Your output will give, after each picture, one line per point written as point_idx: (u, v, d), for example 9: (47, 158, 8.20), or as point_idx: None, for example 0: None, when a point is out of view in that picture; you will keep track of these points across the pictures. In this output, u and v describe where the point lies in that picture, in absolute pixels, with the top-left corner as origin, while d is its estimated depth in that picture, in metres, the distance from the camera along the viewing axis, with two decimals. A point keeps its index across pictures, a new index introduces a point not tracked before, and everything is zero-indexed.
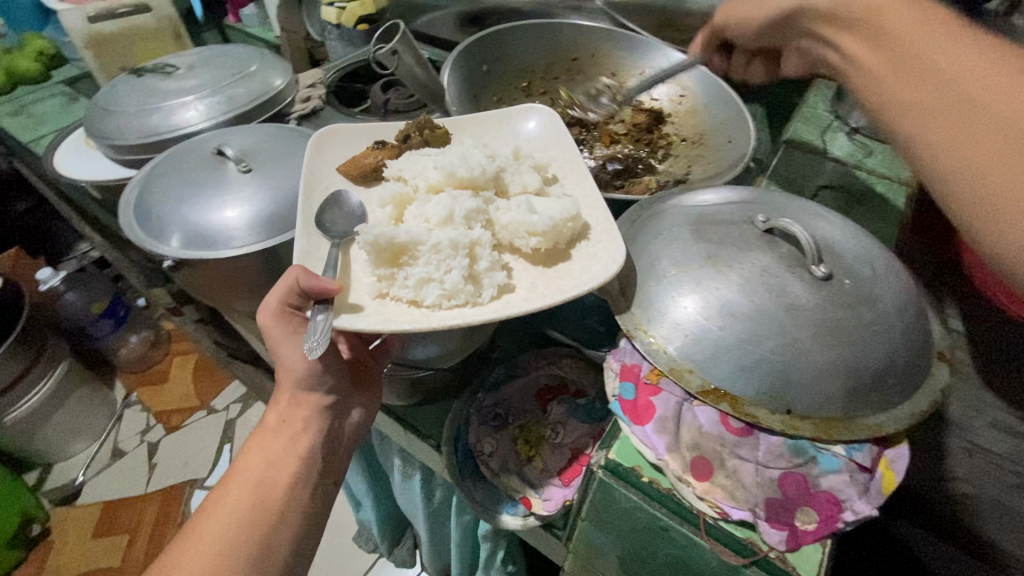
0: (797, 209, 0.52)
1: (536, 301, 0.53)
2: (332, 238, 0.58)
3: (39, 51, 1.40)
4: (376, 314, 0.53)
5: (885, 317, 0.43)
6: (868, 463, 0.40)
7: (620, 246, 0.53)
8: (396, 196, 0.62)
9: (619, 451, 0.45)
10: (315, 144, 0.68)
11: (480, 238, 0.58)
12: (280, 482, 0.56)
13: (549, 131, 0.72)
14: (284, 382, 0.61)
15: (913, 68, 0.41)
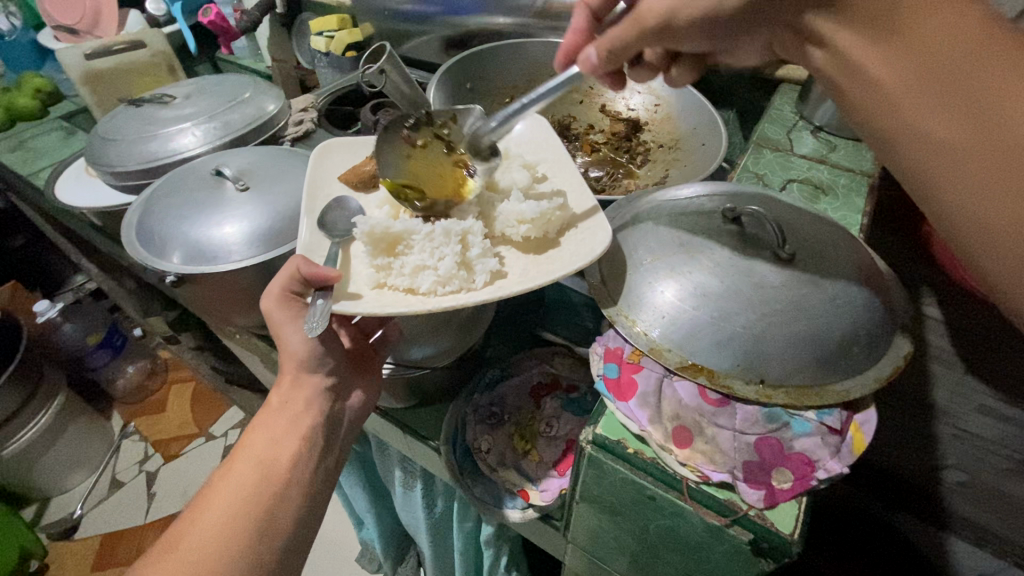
0: (759, 199, 0.56)
1: (527, 282, 0.55)
2: (332, 237, 0.63)
3: (37, 89, 1.45)
4: (375, 300, 0.56)
5: (847, 290, 0.46)
6: (838, 426, 0.43)
7: (606, 231, 0.56)
8: (391, 197, 0.67)
9: (605, 426, 0.47)
10: (318, 154, 0.72)
11: (472, 226, 0.60)
12: (282, 461, 0.59)
13: (537, 135, 0.76)
14: (287, 364, 0.64)
15: (914, 55, 0.34)
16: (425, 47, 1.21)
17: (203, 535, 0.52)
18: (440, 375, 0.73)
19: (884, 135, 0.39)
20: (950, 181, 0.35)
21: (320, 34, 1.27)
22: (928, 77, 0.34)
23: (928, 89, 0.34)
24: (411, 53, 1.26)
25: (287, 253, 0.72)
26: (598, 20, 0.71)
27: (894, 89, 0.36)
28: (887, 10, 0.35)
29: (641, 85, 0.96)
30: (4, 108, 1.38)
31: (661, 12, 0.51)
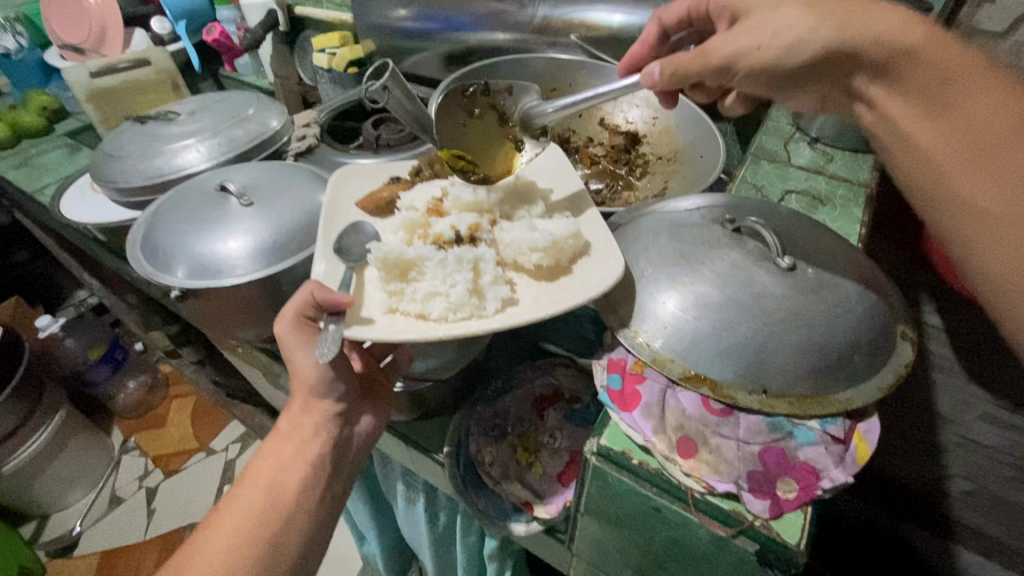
0: (757, 210, 0.57)
1: (539, 311, 0.57)
2: (349, 262, 0.63)
3: (42, 106, 1.46)
4: (386, 326, 0.56)
5: (847, 300, 0.47)
6: (842, 434, 0.43)
7: (616, 252, 0.57)
8: (406, 222, 0.68)
9: (609, 437, 0.47)
10: (337, 179, 0.73)
11: (485, 254, 0.63)
12: (289, 487, 0.59)
13: (551, 161, 0.78)
14: (298, 388, 0.64)
15: (961, 131, 0.42)
16: (425, 62, 1.23)
17: (210, 562, 0.52)
18: (441, 389, 0.74)
19: (914, 187, 0.46)
20: (976, 230, 0.42)
21: (322, 52, 1.30)
22: (966, 149, 0.42)
23: (967, 150, 0.42)
24: (411, 68, 1.28)
25: (290, 267, 0.73)
26: (667, 36, 0.73)
27: (937, 150, 0.44)
28: (938, 88, 0.43)
29: (639, 98, 0.97)
30: (9, 126, 1.40)
31: (725, 55, 0.55)
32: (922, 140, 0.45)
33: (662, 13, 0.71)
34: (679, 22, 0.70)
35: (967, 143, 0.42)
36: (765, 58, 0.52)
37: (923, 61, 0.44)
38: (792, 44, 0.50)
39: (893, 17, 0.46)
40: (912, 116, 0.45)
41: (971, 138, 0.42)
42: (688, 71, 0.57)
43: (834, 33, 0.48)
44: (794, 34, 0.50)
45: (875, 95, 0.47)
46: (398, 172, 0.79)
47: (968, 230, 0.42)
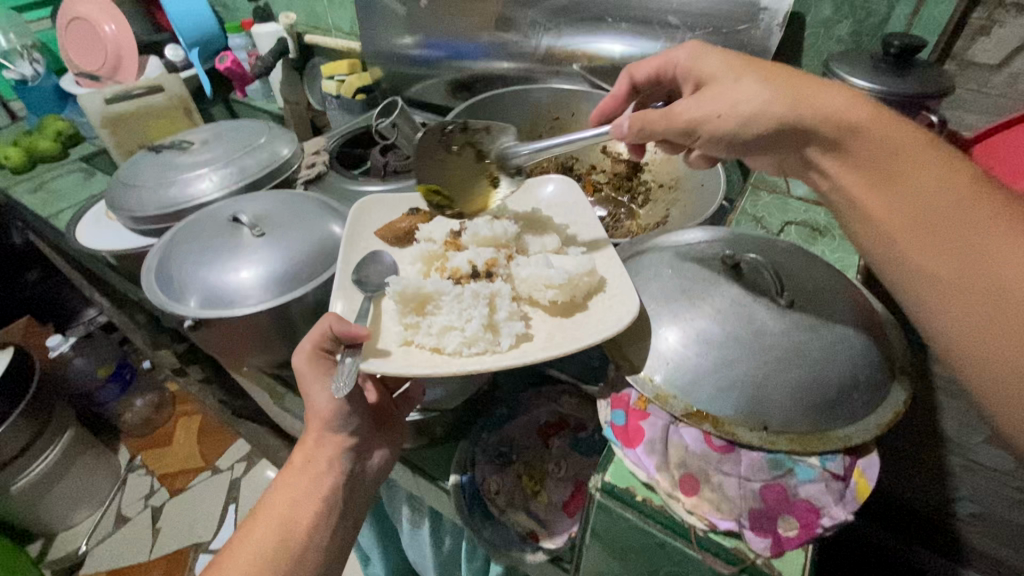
0: (758, 245, 0.58)
1: (553, 349, 0.58)
2: (366, 292, 0.66)
3: (58, 132, 1.50)
4: (402, 359, 0.58)
5: (846, 337, 0.48)
6: (841, 471, 0.44)
7: (626, 282, 0.59)
8: (424, 254, 0.71)
9: (614, 474, 0.48)
10: (360, 210, 0.77)
11: (500, 290, 0.65)
12: (301, 522, 0.60)
13: (565, 195, 0.81)
14: (313, 422, 0.65)
15: (909, 206, 0.42)
16: (431, 90, 1.26)
17: None
18: (446, 419, 0.77)
19: (877, 261, 0.46)
20: (935, 308, 0.41)
21: (331, 78, 1.34)
22: (917, 223, 0.42)
23: (913, 222, 0.42)
24: (419, 95, 1.32)
25: (300, 296, 0.75)
26: (639, 91, 0.73)
27: (890, 226, 0.43)
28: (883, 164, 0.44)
29: None
30: (26, 151, 1.43)
31: (690, 119, 0.56)
32: (876, 216, 0.45)
33: (634, 73, 0.70)
34: (649, 81, 0.70)
35: (917, 221, 0.42)
36: (726, 126, 0.53)
37: (872, 137, 0.45)
38: (747, 118, 0.51)
39: (842, 96, 0.47)
40: (865, 193, 0.45)
41: (920, 215, 0.41)
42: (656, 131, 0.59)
43: (786, 109, 0.48)
44: (752, 107, 0.51)
45: (831, 168, 0.48)
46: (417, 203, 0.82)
47: (928, 308, 0.41)
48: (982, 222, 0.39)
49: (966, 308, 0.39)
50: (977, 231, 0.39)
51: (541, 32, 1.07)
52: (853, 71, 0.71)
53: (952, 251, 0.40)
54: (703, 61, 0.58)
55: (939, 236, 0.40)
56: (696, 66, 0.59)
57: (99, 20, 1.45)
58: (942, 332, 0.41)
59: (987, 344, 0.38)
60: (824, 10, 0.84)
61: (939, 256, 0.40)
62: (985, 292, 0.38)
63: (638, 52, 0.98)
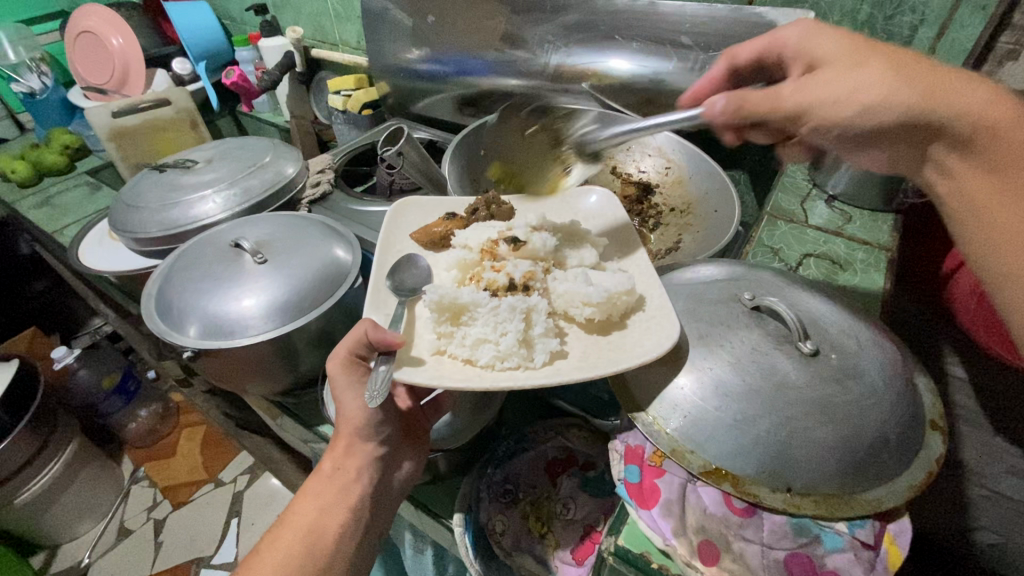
0: (781, 285, 0.55)
1: (587, 370, 0.55)
2: (399, 295, 0.64)
3: (65, 145, 1.50)
4: (434, 369, 0.56)
5: (874, 391, 0.45)
6: (871, 540, 0.41)
7: (674, 312, 0.55)
8: (460, 262, 0.69)
9: (629, 538, 0.45)
10: (394, 214, 0.77)
11: (537, 304, 0.61)
12: (330, 529, 0.57)
13: (606, 206, 0.82)
14: (343, 428, 0.63)
15: None
16: (438, 105, 1.25)
17: None
18: (452, 456, 0.73)
19: (976, 257, 0.47)
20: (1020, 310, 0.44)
21: (338, 93, 1.33)
22: None
23: None
24: (425, 111, 1.29)
25: (301, 326, 0.73)
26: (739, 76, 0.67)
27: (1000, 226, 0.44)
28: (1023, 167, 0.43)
29: (651, 148, 0.97)
30: (32, 164, 1.43)
31: (801, 100, 0.48)
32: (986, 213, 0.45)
33: (736, 53, 0.65)
34: (750, 63, 0.64)
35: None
36: (842, 116, 0.47)
37: (1009, 138, 0.43)
38: (871, 104, 0.46)
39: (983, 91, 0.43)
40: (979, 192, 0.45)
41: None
42: (757, 111, 0.50)
43: (922, 98, 0.44)
44: (880, 94, 0.45)
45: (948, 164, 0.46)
46: (455, 208, 0.81)
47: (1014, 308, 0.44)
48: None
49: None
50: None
51: (551, 50, 1.05)
52: None
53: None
54: (821, 42, 0.52)
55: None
56: (808, 45, 0.54)
57: (106, 33, 1.44)
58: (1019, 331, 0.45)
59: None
60: (842, 32, 0.82)
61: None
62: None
63: (650, 73, 0.93)
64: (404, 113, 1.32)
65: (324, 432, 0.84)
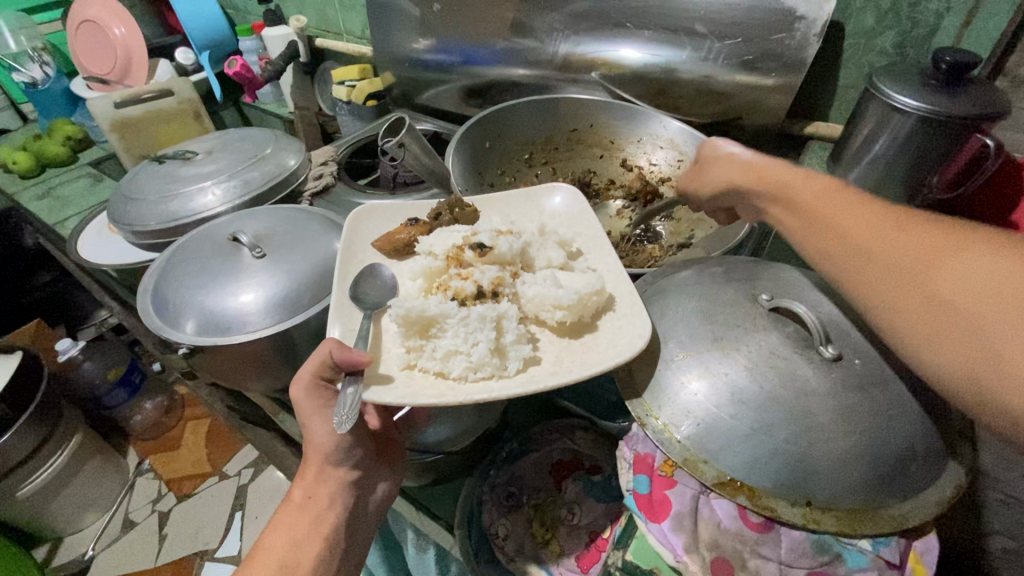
0: (801, 285, 0.52)
1: (561, 376, 0.53)
2: (364, 309, 0.61)
3: (67, 136, 1.48)
4: (404, 386, 0.54)
5: (900, 400, 0.42)
6: (896, 559, 0.39)
7: (646, 320, 0.52)
8: (426, 270, 0.65)
9: (636, 551, 0.43)
10: (352, 222, 0.72)
11: (507, 311, 0.59)
12: (304, 565, 0.54)
13: (573, 207, 0.76)
14: (311, 456, 0.60)
15: (861, 259, 0.42)
16: (444, 97, 1.22)
17: None
18: (455, 458, 0.72)
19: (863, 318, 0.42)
20: (926, 350, 0.37)
21: (342, 84, 1.29)
22: (883, 276, 0.40)
23: (873, 274, 0.41)
24: (431, 102, 1.26)
25: (301, 322, 0.71)
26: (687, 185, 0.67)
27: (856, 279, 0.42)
28: (831, 223, 0.44)
29: (663, 140, 0.92)
30: (34, 156, 1.42)
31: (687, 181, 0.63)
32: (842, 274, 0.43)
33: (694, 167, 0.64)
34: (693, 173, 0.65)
35: (866, 265, 0.41)
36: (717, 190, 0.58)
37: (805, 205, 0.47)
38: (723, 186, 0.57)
39: (799, 175, 0.50)
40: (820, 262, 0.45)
41: (882, 267, 0.40)
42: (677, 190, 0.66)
43: (747, 179, 0.53)
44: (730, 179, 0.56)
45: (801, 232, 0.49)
46: (417, 214, 0.76)
47: (911, 339, 0.38)
48: (939, 264, 0.38)
49: (939, 344, 0.36)
50: (937, 270, 0.37)
51: (559, 39, 1.02)
52: (899, 91, 0.65)
53: (914, 293, 0.38)
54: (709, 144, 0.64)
55: (899, 283, 0.39)
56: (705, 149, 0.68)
57: (108, 23, 1.42)
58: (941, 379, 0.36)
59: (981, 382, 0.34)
60: (866, 19, 0.79)
61: (899, 290, 0.39)
62: (963, 326, 0.35)
63: (662, 62, 0.93)
64: (409, 104, 1.30)
65: None
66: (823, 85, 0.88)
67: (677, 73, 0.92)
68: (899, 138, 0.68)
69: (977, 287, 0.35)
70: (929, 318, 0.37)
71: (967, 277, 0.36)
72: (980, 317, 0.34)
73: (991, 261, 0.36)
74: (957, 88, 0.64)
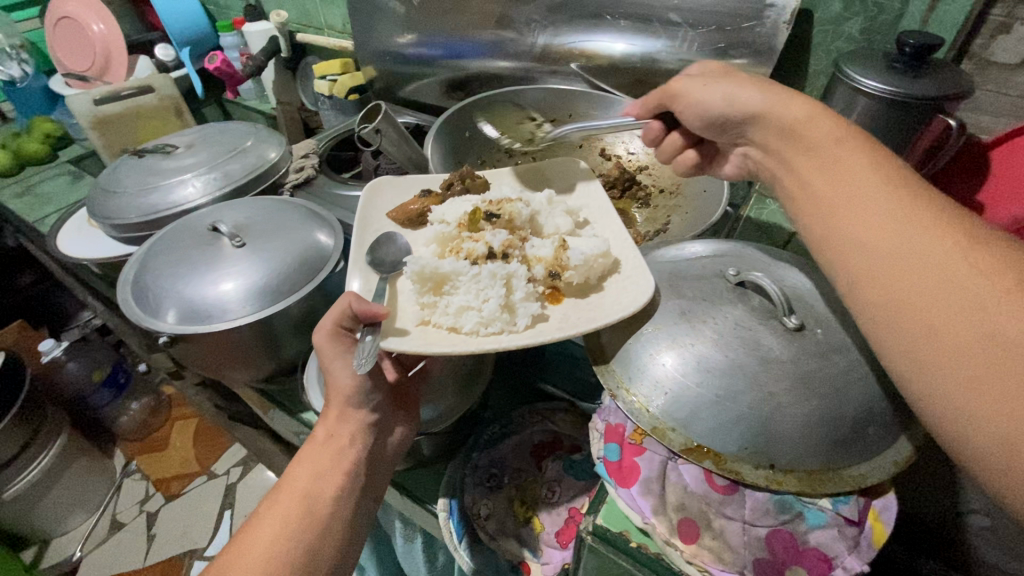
0: (767, 261, 0.53)
1: (567, 329, 0.55)
2: (382, 272, 0.63)
3: (46, 134, 1.47)
4: (421, 337, 0.56)
5: (861, 365, 0.44)
6: (855, 516, 0.41)
7: (649, 276, 0.54)
8: (439, 235, 0.67)
9: (607, 517, 0.44)
10: (369, 192, 0.74)
11: (517, 270, 0.60)
12: (326, 495, 0.55)
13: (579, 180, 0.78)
14: (333, 398, 0.60)
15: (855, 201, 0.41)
16: (426, 91, 1.24)
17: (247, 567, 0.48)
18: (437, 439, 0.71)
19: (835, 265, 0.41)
20: (907, 329, 0.35)
21: (323, 78, 1.30)
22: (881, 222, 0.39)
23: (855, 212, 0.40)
24: (413, 95, 1.26)
25: (282, 309, 0.72)
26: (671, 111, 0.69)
27: (827, 202, 0.43)
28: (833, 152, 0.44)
29: None
30: (13, 154, 1.40)
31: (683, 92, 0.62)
32: (842, 195, 0.42)
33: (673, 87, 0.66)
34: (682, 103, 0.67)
35: (852, 209, 0.41)
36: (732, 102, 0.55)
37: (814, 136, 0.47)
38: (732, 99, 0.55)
39: (833, 131, 0.46)
40: (849, 215, 0.41)
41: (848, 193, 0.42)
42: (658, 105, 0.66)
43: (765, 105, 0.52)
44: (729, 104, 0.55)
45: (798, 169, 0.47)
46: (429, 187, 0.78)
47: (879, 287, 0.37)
48: (920, 223, 0.37)
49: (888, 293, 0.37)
50: (934, 239, 0.36)
51: (538, 30, 1.02)
52: (861, 72, 0.67)
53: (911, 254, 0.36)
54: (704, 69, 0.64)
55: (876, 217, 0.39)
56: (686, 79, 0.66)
57: (87, 19, 1.40)
58: (901, 366, 0.36)
59: (955, 391, 0.32)
60: (834, 6, 0.80)
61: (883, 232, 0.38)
62: (906, 306, 0.35)
63: (638, 51, 0.94)
64: (391, 98, 1.30)
65: (308, 419, 0.83)
66: (795, 72, 0.89)
67: (655, 63, 0.93)
68: (864, 122, 0.69)
69: (978, 287, 0.33)
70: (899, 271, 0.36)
71: (952, 275, 0.34)
72: (970, 331, 0.32)
73: (997, 257, 0.34)
74: (921, 72, 0.66)
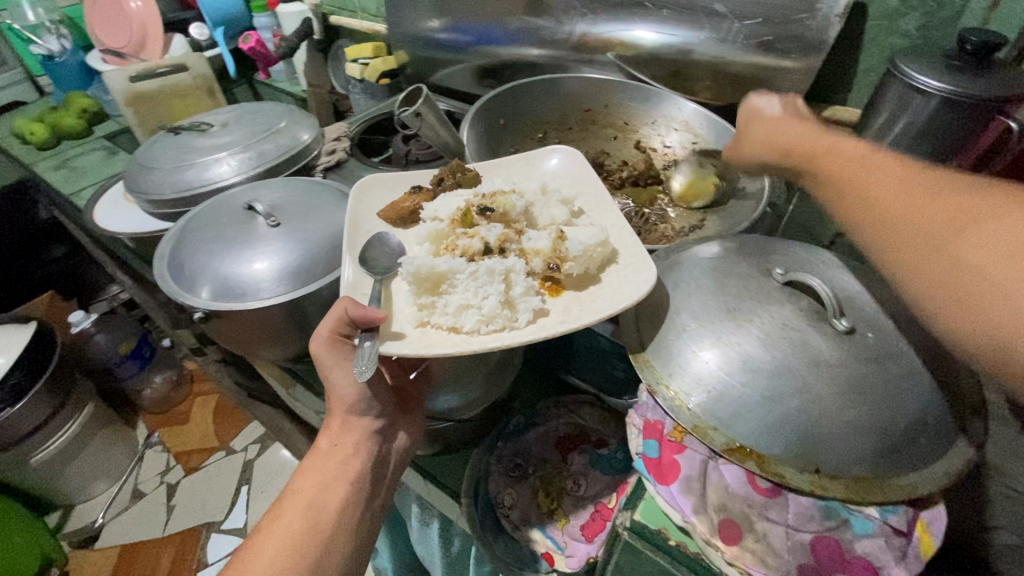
0: (815, 261, 0.51)
1: (570, 322, 0.54)
2: (375, 274, 0.62)
3: (83, 109, 1.49)
4: (419, 340, 0.55)
5: (912, 372, 0.42)
6: (903, 526, 0.40)
7: (650, 265, 0.56)
8: (432, 233, 0.65)
9: (645, 513, 0.44)
10: (358, 192, 0.72)
11: (515, 265, 0.60)
12: (329, 508, 0.55)
13: (572, 167, 0.76)
14: (335, 406, 0.60)
15: (883, 213, 0.41)
16: (458, 76, 1.22)
17: None
18: (464, 427, 0.74)
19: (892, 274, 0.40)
20: (987, 331, 0.33)
21: (354, 62, 1.26)
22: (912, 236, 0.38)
23: (889, 223, 0.40)
24: (445, 81, 1.25)
25: (314, 291, 0.72)
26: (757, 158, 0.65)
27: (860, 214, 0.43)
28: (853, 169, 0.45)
29: (678, 122, 0.93)
30: (50, 128, 1.42)
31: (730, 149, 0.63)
32: (870, 209, 0.42)
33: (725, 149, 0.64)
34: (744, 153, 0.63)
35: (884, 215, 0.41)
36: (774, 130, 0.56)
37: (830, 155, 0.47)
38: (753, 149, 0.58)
39: (843, 152, 0.47)
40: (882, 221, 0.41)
41: (872, 201, 0.42)
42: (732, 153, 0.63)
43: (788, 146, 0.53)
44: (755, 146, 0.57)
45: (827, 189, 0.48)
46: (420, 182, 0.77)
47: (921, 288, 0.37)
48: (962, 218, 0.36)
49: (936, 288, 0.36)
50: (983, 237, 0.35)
51: (576, 18, 1.00)
52: (917, 70, 0.64)
53: (939, 249, 0.36)
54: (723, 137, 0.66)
55: (891, 212, 0.40)
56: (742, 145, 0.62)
57: None
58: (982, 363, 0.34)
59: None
60: (891, 0, 0.77)
61: (916, 240, 0.38)
62: (961, 301, 0.35)
63: (680, 42, 0.91)
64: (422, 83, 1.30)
65: None
66: (844, 67, 0.86)
67: (694, 54, 0.91)
68: (918, 123, 0.67)
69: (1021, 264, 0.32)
70: (942, 266, 0.36)
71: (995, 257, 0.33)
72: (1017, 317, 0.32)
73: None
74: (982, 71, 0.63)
